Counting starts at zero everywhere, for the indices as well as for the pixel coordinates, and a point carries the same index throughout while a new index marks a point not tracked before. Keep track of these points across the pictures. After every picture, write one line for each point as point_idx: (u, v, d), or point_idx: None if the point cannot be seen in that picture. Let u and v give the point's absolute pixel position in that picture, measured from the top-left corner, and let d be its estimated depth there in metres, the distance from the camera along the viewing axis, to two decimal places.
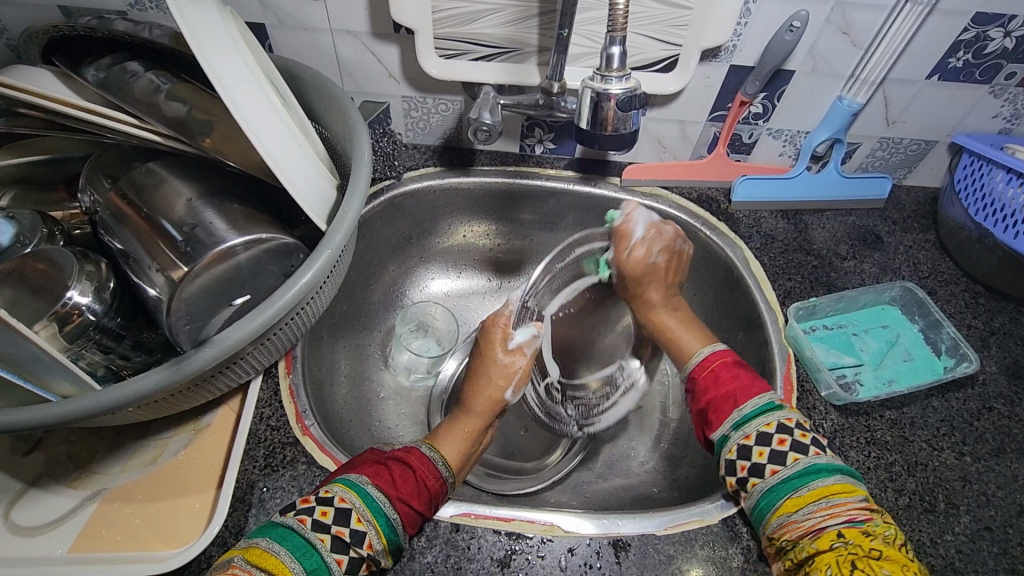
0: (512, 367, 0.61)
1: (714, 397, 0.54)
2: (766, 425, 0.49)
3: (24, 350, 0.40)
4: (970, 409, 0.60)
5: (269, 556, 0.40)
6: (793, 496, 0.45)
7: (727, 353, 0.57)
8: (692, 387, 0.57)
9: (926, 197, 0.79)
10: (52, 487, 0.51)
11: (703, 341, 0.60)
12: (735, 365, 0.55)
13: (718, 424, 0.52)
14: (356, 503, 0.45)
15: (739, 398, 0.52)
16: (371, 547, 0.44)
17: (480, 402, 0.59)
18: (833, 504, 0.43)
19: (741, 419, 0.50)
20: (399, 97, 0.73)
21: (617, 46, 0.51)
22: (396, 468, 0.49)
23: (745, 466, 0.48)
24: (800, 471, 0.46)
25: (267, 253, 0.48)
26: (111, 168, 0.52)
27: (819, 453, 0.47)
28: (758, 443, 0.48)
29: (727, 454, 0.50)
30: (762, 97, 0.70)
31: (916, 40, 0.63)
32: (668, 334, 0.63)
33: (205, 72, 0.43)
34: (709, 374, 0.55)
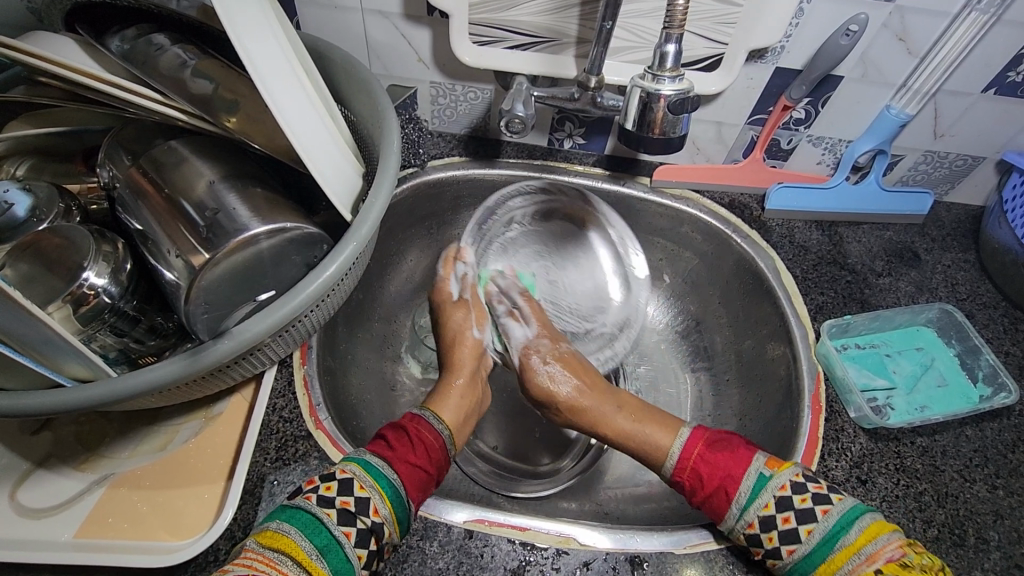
0: (469, 314, 0.66)
1: (707, 494, 0.51)
2: (763, 509, 0.47)
3: (36, 332, 0.38)
4: (1005, 441, 0.58)
5: (280, 536, 0.40)
6: (826, 561, 0.44)
7: (697, 440, 0.54)
8: (681, 488, 0.53)
9: (967, 215, 0.76)
10: (59, 468, 0.50)
11: (670, 432, 0.56)
12: (710, 450, 0.53)
13: (719, 519, 0.49)
14: (356, 470, 0.45)
15: (730, 487, 0.49)
16: (377, 512, 0.43)
17: (461, 351, 0.64)
18: (867, 556, 0.43)
19: (739, 510, 0.48)
20: (428, 83, 0.70)
21: (672, 44, 0.49)
22: (390, 434, 0.51)
23: (759, 551, 0.47)
24: (819, 541, 0.45)
25: (290, 243, 0.47)
26: (131, 143, 0.50)
27: (829, 510, 0.46)
28: (764, 530, 0.47)
29: (738, 542, 0.48)
30: (805, 102, 0.67)
31: (974, 53, 0.60)
32: (629, 439, 0.58)
33: (237, 51, 0.41)
34: (693, 470, 0.52)
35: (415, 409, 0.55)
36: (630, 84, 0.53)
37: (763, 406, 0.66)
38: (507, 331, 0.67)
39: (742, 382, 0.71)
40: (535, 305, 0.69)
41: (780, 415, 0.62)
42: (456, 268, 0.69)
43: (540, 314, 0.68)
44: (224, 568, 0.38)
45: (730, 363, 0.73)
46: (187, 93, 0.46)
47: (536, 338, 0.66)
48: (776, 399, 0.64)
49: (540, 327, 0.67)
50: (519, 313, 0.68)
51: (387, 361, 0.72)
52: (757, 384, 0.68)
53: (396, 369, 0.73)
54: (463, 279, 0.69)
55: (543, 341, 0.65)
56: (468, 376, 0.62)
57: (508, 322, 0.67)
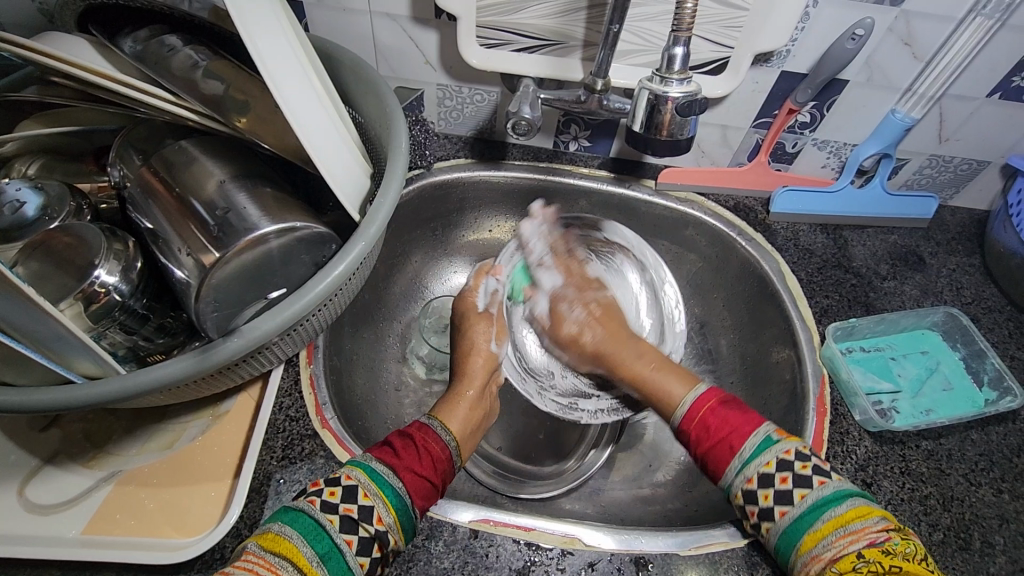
0: (490, 327, 0.67)
1: (709, 449, 0.49)
2: (765, 465, 0.46)
3: (47, 328, 0.39)
4: (1011, 445, 0.58)
5: (282, 542, 0.40)
6: (812, 531, 0.43)
7: (711, 395, 0.52)
8: (685, 438, 0.52)
9: (972, 220, 0.77)
10: (67, 465, 0.50)
11: (684, 385, 0.54)
12: (722, 406, 0.51)
13: (721, 473, 0.48)
14: (361, 477, 0.45)
15: (735, 441, 0.48)
16: (381, 521, 0.43)
17: (475, 364, 0.63)
18: (852, 531, 0.41)
19: (741, 464, 0.47)
20: (434, 85, 0.71)
21: (680, 47, 0.49)
22: (395, 441, 0.50)
23: (753, 509, 0.46)
24: (810, 507, 0.44)
25: (299, 242, 0.47)
26: (142, 143, 0.51)
27: (825, 482, 0.45)
28: (762, 486, 0.46)
29: (735, 500, 0.47)
30: (811, 106, 0.68)
31: (980, 57, 0.60)
32: (648, 387, 0.56)
33: (249, 52, 0.41)
34: (699, 423, 0.51)
35: (423, 418, 0.55)
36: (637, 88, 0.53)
37: (768, 409, 0.66)
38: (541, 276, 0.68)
39: (746, 385, 0.71)
40: (568, 259, 0.69)
41: (785, 418, 0.62)
42: (486, 282, 0.69)
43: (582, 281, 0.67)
44: (224, 571, 0.38)
45: (735, 366, 0.73)
46: (198, 93, 0.47)
47: (564, 287, 0.67)
48: (781, 402, 0.64)
49: (567, 275, 0.68)
50: (551, 262, 0.69)
51: (393, 362, 0.73)
52: (762, 387, 0.68)
53: (401, 370, 0.73)
54: (492, 293, 0.69)
55: (569, 289, 0.67)
56: (479, 390, 0.62)
57: (539, 272, 0.69)
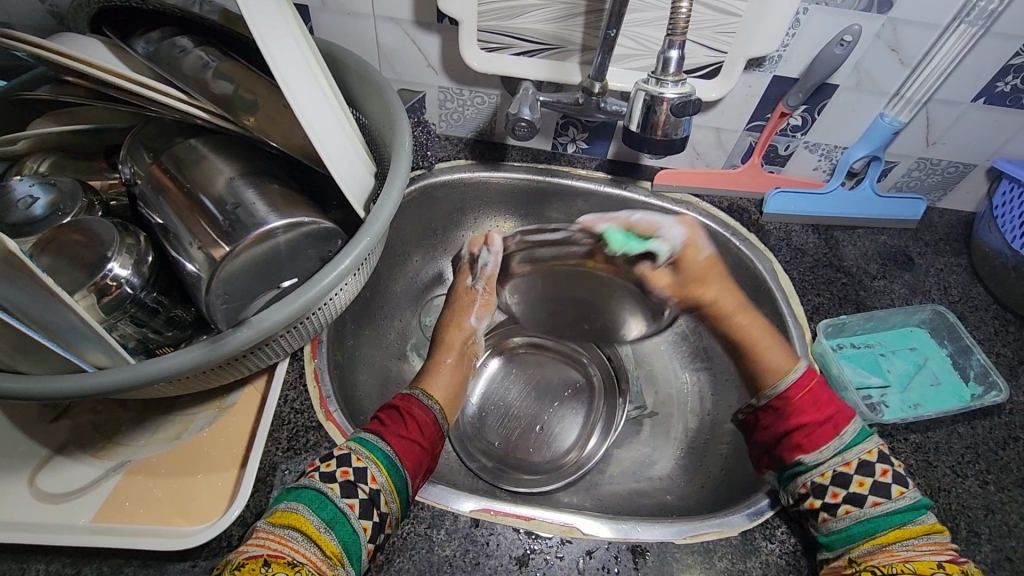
0: (474, 301, 0.69)
1: (810, 420, 0.53)
2: (865, 453, 0.50)
3: (63, 318, 0.40)
4: (996, 438, 0.59)
5: (290, 514, 0.41)
6: (900, 528, 0.46)
7: (813, 374, 0.56)
8: (778, 410, 0.56)
9: (959, 221, 0.79)
10: (76, 455, 0.51)
11: (789, 360, 0.58)
12: (822, 388, 0.55)
13: (811, 448, 0.51)
14: (353, 446, 0.47)
15: (840, 422, 0.52)
16: (376, 480, 0.45)
17: (452, 337, 0.67)
18: (936, 542, 0.45)
19: (840, 446, 0.51)
20: (436, 88, 0.73)
21: (675, 50, 0.51)
22: (383, 413, 0.54)
23: (839, 492, 0.48)
24: (907, 506, 0.46)
25: (305, 237, 0.48)
26: (153, 141, 0.52)
27: (919, 488, 0.48)
28: (860, 474, 0.49)
29: (817, 479, 0.50)
30: (802, 110, 0.70)
31: (964, 63, 0.63)
32: (752, 356, 0.60)
33: (261, 53, 0.43)
34: (805, 397, 0.54)
35: (407, 389, 0.58)
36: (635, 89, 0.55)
37: None
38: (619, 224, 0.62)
39: None
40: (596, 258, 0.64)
41: None
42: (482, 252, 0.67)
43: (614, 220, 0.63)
44: (238, 551, 0.40)
45: None
46: (209, 93, 0.48)
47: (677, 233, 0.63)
48: None
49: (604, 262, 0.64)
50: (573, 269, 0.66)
51: (394, 359, 0.74)
52: None
53: (402, 367, 0.74)
54: (483, 266, 0.67)
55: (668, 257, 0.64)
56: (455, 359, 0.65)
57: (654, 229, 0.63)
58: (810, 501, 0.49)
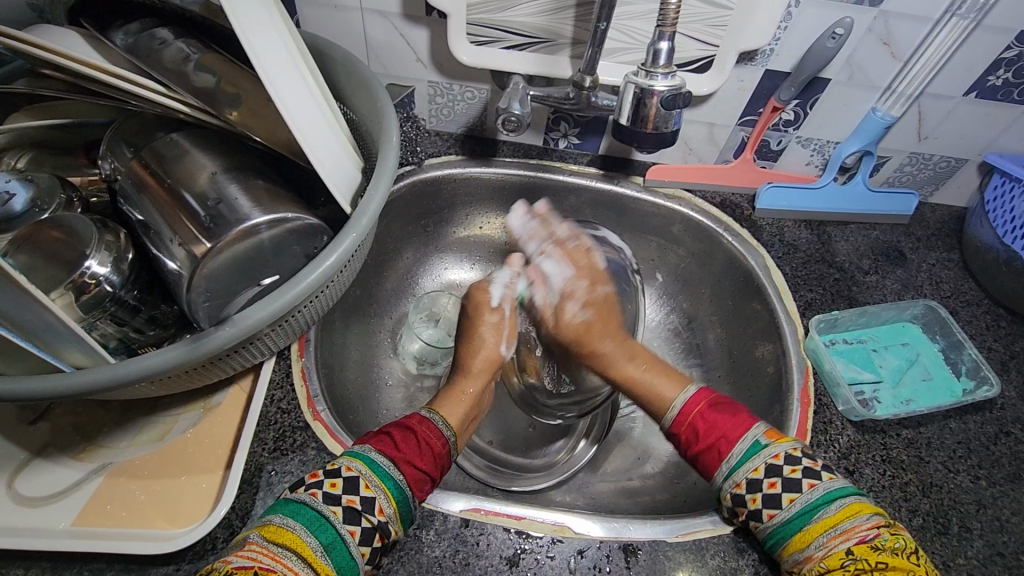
0: (501, 327, 0.63)
1: (700, 448, 0.51)
2: (754, 471, 0.47)
3: (38, 317, 0.39)
4: (988, 433, 0.59)
5: (285, 532, 0.40)
6: (801, 532, 0.44)
7: (702, 397, 0.53)
8: (677, 440, 0.53)
9: (952, 216, 0.78)
10: (56, 458, 0.50)
11: (676, 385, 0.56)
12: (712, 409, 0.52)
13: (711, 474, 0.50)
14: (362, 469, 0.44)
15: (723, 446, 0.49)
16: (382, 512, 0.43)
17: (473, 362, 0.61)
18: (842, 531, 0.42)
19: (729, 469, 0.48)
20: (425, 82, 0.72)
21: (665, 42, 0.51)
22: (396, 433, 0.49)
23: (741, 511, 0.47)
24: (799, 511, 0.44)
25: (290, 234, 0.47)
26: (134, 136, 0.51)
27: (815, 484, 0.45)
28: (750, 490, 0.47)
29: (724, 501, 0.49)
30: (794, 104, 0.69)
31: (956, 57, 0.62)
32: (637, 387, 0.58)
33: (243, 46, 0.42)
34: (691, 426, 0.52)
35: (422, 410, 0.53)
36: (625, 83, 0.54)
37: (753, 401, 0.67)
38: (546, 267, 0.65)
39: (733, 378, 0.72)
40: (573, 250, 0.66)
41: (770, 409, 0.64)
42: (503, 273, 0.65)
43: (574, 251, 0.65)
44: (227, 559, 0.38)
45: (722, 360, 0.74)
46: (190, 86, 0.47)
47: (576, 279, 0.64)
48: (766, 394, 0.65)
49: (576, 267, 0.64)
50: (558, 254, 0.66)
51: (383, 357, 0.73)
52: (747, 379, 0.69)
53: (392, 365, 0.74)
54: (507, 289, 0.64)
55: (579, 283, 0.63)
56: (484, 381, 0.60)
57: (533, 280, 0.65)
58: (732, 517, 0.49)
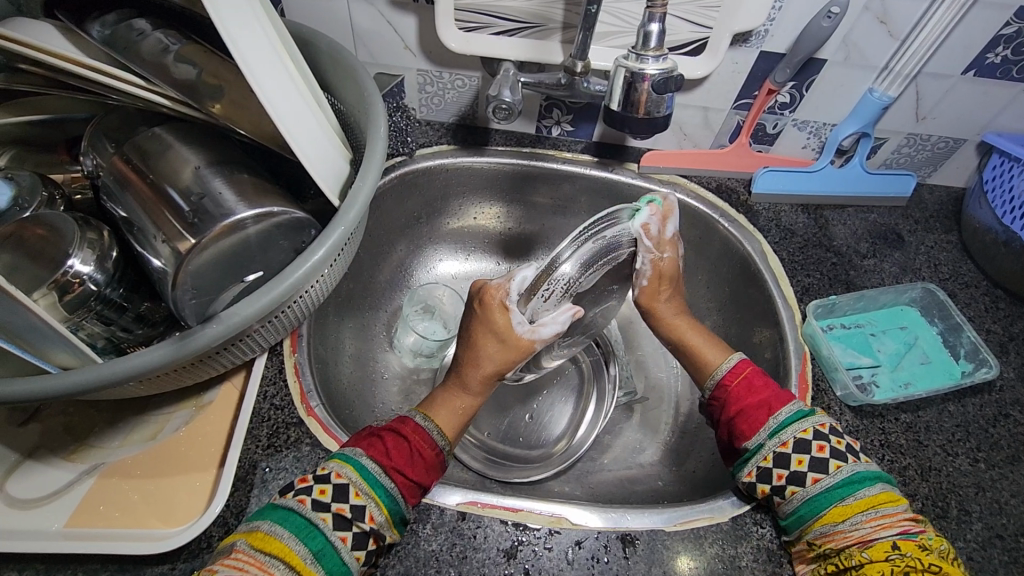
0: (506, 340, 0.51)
1: (746, 407, 0.51)
2: (800, 431, 0.48)
3: (20, 318, 0.38)
4: (987, 416, 0.59)
5: (272, 540, 0.40)
6: (843, 504, 0.44)
7: (752, 362, 0.54)
8: (721, 399, 0.53)
9: (950, 197, 0.77)
10: (48, 459, 0.50)
11: (722, 352, 0.56)
12: (760, 375, 0.53)
13: (751, 433, 0.49)
14: (351, 475, 0.44)
15: (772, 405, 0.50)
16: (373, 519, 0.43)
17: (473, 379, 0.53)
18: (883, 513, 0.43)
19: (776, 426, 0.49)
20: (414, 71, 0.70)
21: (655, 24, 0.50)
22: (389, 439, 0.47)
23: (783, 473, 0.47)
24: (844, 480, 0.45)
25: (277, 228, 0.46)
26: (115, 132, 0.50)
27: (859, 461, 0.46)
28: (797, 452, 0.47)
29: (762, 462, 0.48)
30: (790, 86, 0.68)
31: (954, 34, 0.61)
32: (686, 348, 0.58)
33: (221, 36, 0.41)
34: (741, 383, 0.52)
35: (414, 415, 0.50)
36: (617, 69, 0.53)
37: None
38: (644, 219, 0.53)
39: None
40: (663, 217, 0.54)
41: None
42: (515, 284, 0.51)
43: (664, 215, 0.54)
44: (213, 568, 0.39)
45: None
46: (170, 78, 0.46)
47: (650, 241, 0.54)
48: None
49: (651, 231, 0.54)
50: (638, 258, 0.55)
51: (378, 350, 0.73)
52: None
53: (388, 358, 0.73)
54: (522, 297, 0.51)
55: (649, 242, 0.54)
56: (480, 398, 0.54)
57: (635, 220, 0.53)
58: (760, 488, 0.48)
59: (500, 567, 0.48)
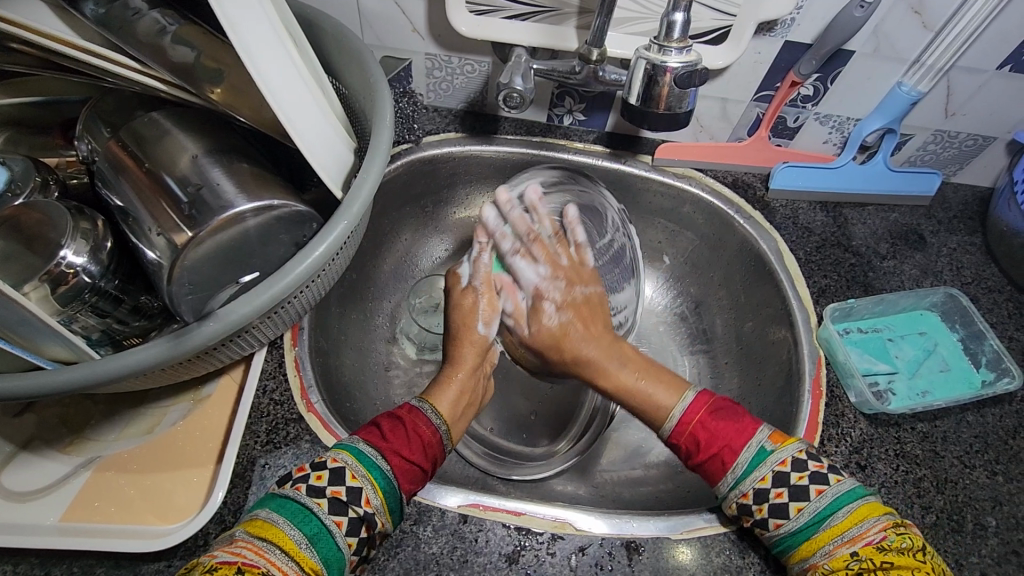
0: (481, 303, 0.57)
1: (703, 464, 0.48)
2: (760, 481, 0.45)
3: (11, 313, 0.37)
4: (1006, 427, 0.57)
5: (268, 526, 0.39)
6: (809, 540, 0.43)
7: (702, 404, 0.49)
8: (677, 450, 0.50)
9: (975, 197, 0.75)
10: (44, 451, 0.49)
11: (672, 392, 0.51)
12: (713, 417, 0.48)
13: (713, 485, 0.48)
14: (348, 459, 0.43)
15: (727, 457, 0.46)
16: (369, 502, 0.42)
17: (465, 347, 0.55)
18: (849, 538, 0.41)
19: (735, 479, 0.46)
20: (422, 55, 0.68)
21: (680, 13, 0.48)
22: (385, 423, 0.47)
23: (748, 518, 0.46)
24: (806, 522, 0.43)
25: (277, 221, 0.45)
26: (111, 115, 0.48)
27: (823, 491, 0.43)
28: (756, 502, 0.45)
29: (729, 509, 0.47)
30: (814, 78, 0.65)
31: (991, 28, 0.58)
32: (635, 396, 0.51)
33: (218, 16, 0.38)
34: (692, 438, 0.48)
35: (413, 400, 0.50)
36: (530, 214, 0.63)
37: (762, 389, 0.65)
38: (518, 267, 0.56)
39: (741, 367, 0.70)
40: (548, 245, 0.57)
41: (781, 399, 0.61)
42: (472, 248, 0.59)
43: (558, 237, 0.58)
44: (212, 555, 0.37)
45: (731, 347, 0.72)
46: (167, 62, 0.44)
47: (549, 281, 0.55)
48: (776, 384, 0.63)
49: (552, 266, 0.56)
50: (530, 249, 0.56)
51: (382, 342, 0.71)
52: (757, 368, 0.67)
53: (391, 350, 0.72)
54: (475, 261, 0.58)
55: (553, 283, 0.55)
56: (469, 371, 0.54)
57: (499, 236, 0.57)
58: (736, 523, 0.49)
59: (501, 572, 0.47)
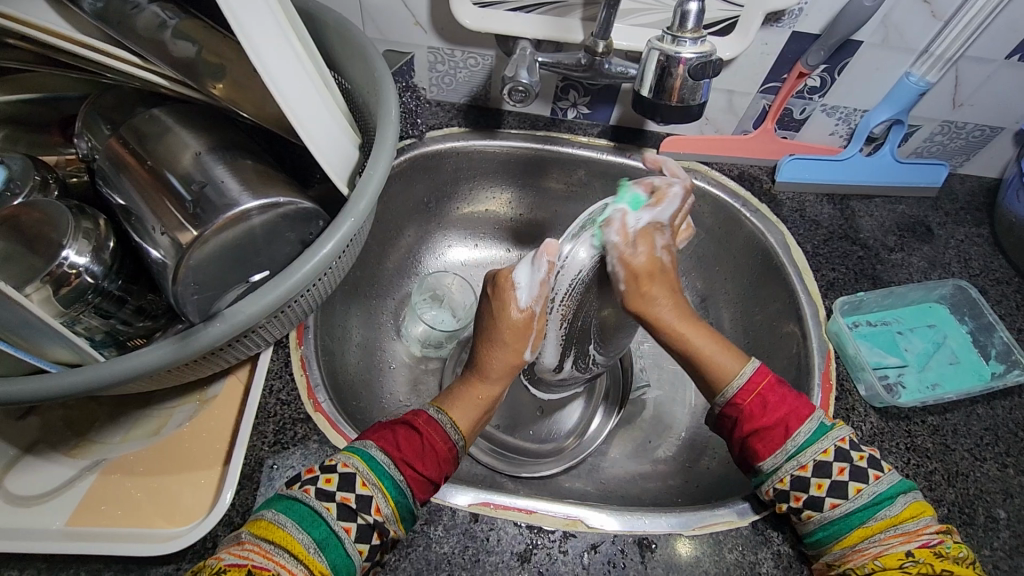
0: (530, 334, 0.52)
1: (764, 426, 0.47)
2: (801, 467, 0.45)
3: (13, 315, 0.36)
4: (1016, 419, 0.57)
5: (277, 530, 0.38)
6: (863, 526, 0.42)
7: (766, 372, 0.49)
8: (734, 412, 0.48)
9: (982, 187, 0.74)
10: (48, 454, 0.48)
11: (739, 357, 0.50)
12: (778, 384, 0.48)
13: (768, 454, 0.46)
14: (358, 465, 0.42)
15: (792, 423, 0.46)
16: (379, 511, 0.41)
17: (494, 366, 0.52)
18: (904, 531, 0.42)
19: (795, 449, 0.45)
20: (425, 48, 0.67)
21: (694, 3, 0.47)
22: (400, 430, 0.46)
23: (800, 496, 0.44)
24: (864, 504, 0.43)
25: (282, 219, 0.44)
26: (111, 112, 0.47)
27: (881, 477, 0.44)
28: (816, 475, 0.44)
29: (778, 485, 0.45)
30: (822, 69, 0.64)
31: (999, 18, 0.57)
32: (702, 354, 0.50)
33: (221, 8, 0.37)
34: (756, 400, 0.48)
35: (429, 409, 0.49)
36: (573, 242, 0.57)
37: None
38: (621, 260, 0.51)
39: None
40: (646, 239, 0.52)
41: None
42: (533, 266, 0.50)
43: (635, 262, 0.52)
44: (218, 557, 0.38)
45: (739, 341, 0.71)
46: (168, 57, 0.43)
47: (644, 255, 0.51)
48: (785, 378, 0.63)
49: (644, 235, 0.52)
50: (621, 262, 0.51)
51: (386, 340, 0.71)
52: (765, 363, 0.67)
53: (396, 348, 0.71)
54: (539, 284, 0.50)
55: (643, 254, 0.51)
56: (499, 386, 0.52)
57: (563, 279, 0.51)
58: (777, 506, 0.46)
59: (514, 570, 0.46)
